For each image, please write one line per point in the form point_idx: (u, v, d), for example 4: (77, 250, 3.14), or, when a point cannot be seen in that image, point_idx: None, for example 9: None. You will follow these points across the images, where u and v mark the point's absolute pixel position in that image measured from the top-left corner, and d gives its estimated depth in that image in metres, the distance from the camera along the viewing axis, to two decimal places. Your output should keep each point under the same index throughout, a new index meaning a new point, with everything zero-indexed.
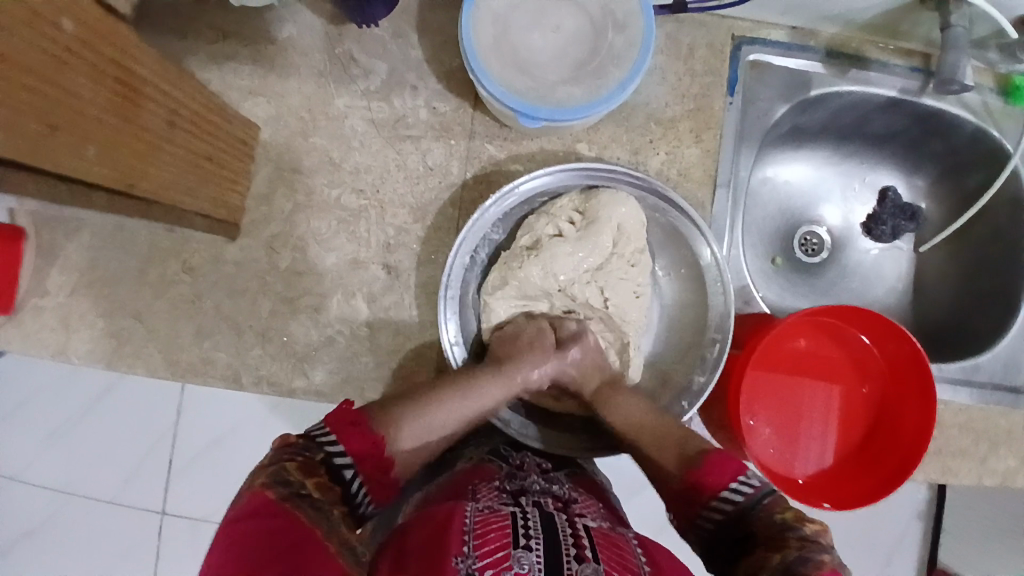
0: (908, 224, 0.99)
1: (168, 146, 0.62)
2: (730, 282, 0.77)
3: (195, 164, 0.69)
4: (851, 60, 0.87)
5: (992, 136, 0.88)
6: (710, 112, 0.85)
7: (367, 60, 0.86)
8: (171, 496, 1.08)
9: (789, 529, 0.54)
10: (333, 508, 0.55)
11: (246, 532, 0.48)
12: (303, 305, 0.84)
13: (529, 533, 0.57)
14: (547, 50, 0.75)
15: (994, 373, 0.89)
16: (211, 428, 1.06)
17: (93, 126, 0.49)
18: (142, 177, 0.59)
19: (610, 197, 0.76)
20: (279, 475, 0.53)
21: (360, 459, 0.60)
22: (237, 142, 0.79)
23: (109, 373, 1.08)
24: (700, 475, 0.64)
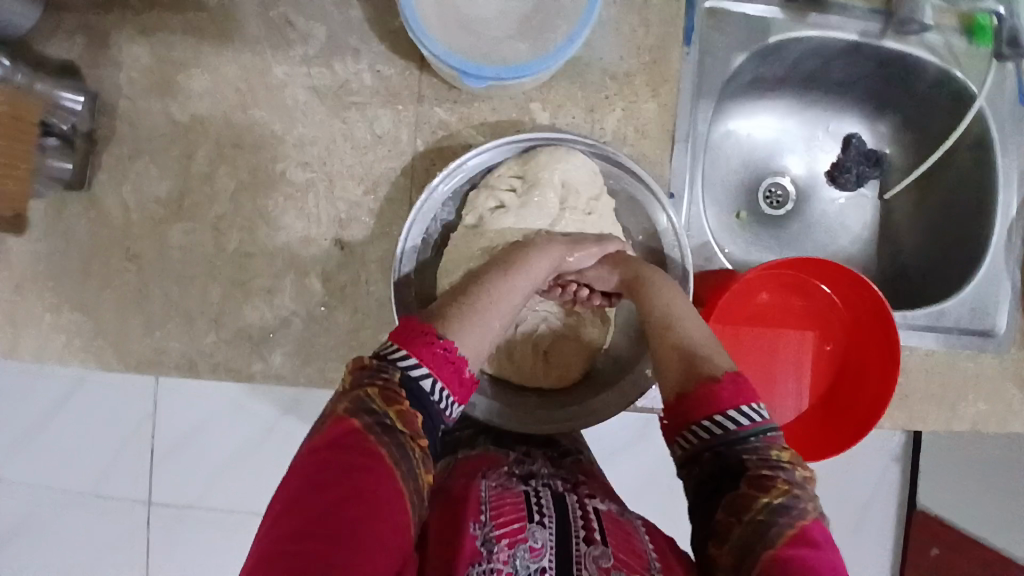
0: (873, 170, 0.98)
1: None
2: (687, 248, 0.76)
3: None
4: (810, 3, 0.84)
5: (956, 78, 0.86)
6: (666, 64, 0.82)
7: (305, 24, 0.81)
8: (152, 488, 1.07)
9: (780, 469, 0.54)
10: (418, 443, 0.53)
11: (338, 466, 0.49)
12: (255, 288, 0.81)
13: (543, 509, 0.57)
14: (492, 7, 0.72)
15: (960, 318, 0.89)
16: (186, 418, 1.04)
17: None
18: None
19: (547, 157, 0.74)
20: (362, 402, 0.53)
21: (434, 367, 0.57)
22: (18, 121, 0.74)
23: (74, 371, 1.04)
24: (710, 389, 0.59)
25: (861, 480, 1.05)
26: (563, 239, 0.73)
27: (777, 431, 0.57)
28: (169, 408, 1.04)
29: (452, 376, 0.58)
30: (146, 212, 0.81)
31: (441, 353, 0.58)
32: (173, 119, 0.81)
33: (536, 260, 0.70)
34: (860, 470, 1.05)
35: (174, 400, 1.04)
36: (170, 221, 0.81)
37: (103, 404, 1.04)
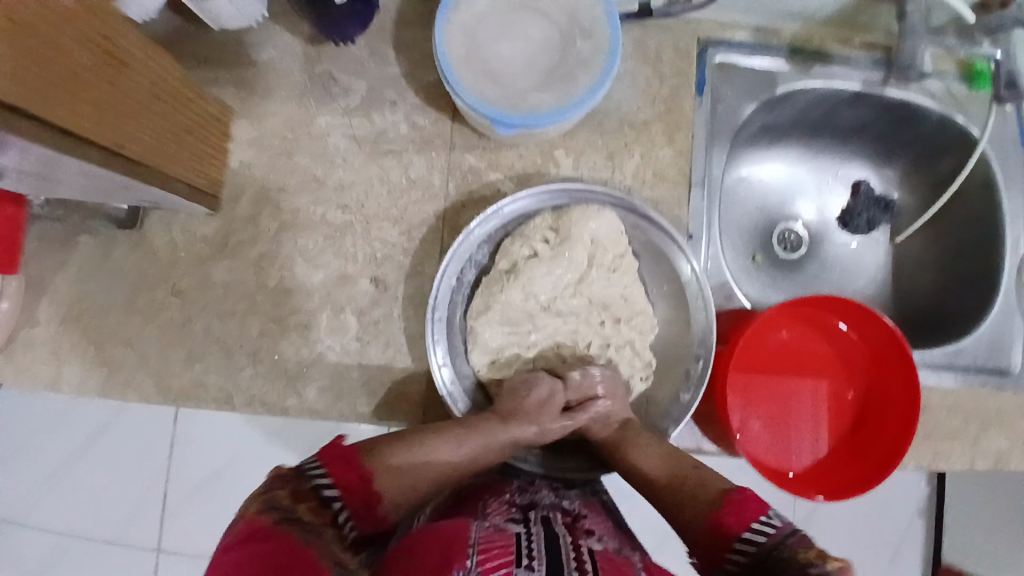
0: (884, 215, 1.03)
1: (149, 117, 0.65)
2: (710, 295, 0.79)
3: (174, 136, 0.71)
4: (815, 56, 0.90)
5: (957, 121, 0.91)
6: (682, 113, 0.88)
7: (345, 79, 0.87)
8: (166, 534, 1.07)
9: (811, 566, 0.55)
10: (324, 529, 0.58)
11: (242, 557, 0.50)
12: (293, 322, 0.84)
13: (533, 554, 0.57)
14: (520, 59, 0.77)
15: (977, 355, 0.91)
16: (206, 461, 1.06)
17: (91, 86, 0.55)
18: (122, 132, 0.60)
19: (581, 213, 0.78)
20: (270, 501, 0.56)
21: (347, 490, 0.63)
22: (214, 120, 0.82)
23: (105, 408, 1.07)
24: (732, 508, 0.65)
25: (886, 528, 1.06)
26: (528, 418, 0.72)
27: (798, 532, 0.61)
28: (189, 446, 1.06)
29: (360, 504, 0.63)
30: (192, 251, 0.85)
31: (357, 474, 0.64)
32: None
33: (484, 433, 0.71)
34: (885, 513, 1.06)
35: (195, 437, 1.06)
36: (215, 259, 0.85)
37: (126, 442, 1.06)
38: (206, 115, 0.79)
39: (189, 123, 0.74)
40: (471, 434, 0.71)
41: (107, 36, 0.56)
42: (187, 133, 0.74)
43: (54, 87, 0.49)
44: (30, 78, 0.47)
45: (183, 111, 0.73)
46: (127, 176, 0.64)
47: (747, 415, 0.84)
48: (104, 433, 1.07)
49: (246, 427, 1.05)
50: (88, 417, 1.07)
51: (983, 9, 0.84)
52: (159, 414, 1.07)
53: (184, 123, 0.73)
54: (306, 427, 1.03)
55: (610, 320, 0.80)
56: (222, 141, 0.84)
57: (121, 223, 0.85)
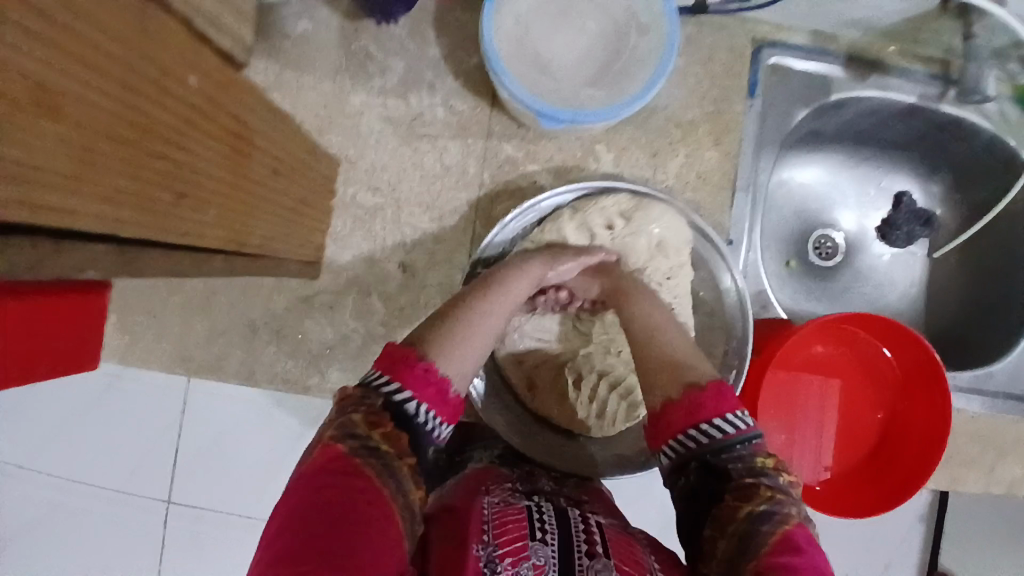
0: (923, 229, 0.99)
1: (271, 200, 0.62)
2: (749, 305, 0.78)
3: (287, 213, 0.68)
4: (870, 65, 0.86)
5: (1008, 144, 0.87)
6: (729, 115, 0.85)
7: (384, 56, 0.85)
8: (174, 492, 1.05)
9: (763, 475, 0.55)
10: (402, 462, 0.52)
11: (315, 493, 0.47)
12: (318, 303, 0.84)
13: (545, 527, 0.57)
14: (570, 51, 0.74)
15: (1006, 382, 0.89)
16: (214, 425, 1.02)
17: (216, 196, 0.49)
18: (243, 233, 0.56)
19: (659, 210, 0.77)
20: (346, 427, 0.51)
21: (415, 387, 0.56)
22: (323, 179, 0.79)
23: (109, 367, 1.01)
24: (694, 399, 0.59)
25: (888, 538, 0.99)
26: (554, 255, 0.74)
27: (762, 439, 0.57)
28: (194, 415, 1.02)
29: (436, 397, 0.57)
30: None
31: (421, 370, 0.57)
32: None
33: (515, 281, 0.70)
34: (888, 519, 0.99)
35: (200, 408, 1.02)
36: None
37: (130, 406, 1.02)
38: (316, 180, 0.76)
39: (301, 194, 0.71)
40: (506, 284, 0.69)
41: (237, 132, 0.52)
42: (297, 205, 0.70)
43: (191, 211, 0.45)
44: (170, 207, 0.42)
45: (296, 184, 0.69)
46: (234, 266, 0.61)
47: (770, 421, 0.82)
48: (108, 396, 1.02)
49: (252, 394, 1.00)
50: (89, 379, 1.02)
51: None
52: (165, 381, 1.01)
53: (297, 199, 0.70)
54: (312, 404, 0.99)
55: None
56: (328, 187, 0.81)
57: None
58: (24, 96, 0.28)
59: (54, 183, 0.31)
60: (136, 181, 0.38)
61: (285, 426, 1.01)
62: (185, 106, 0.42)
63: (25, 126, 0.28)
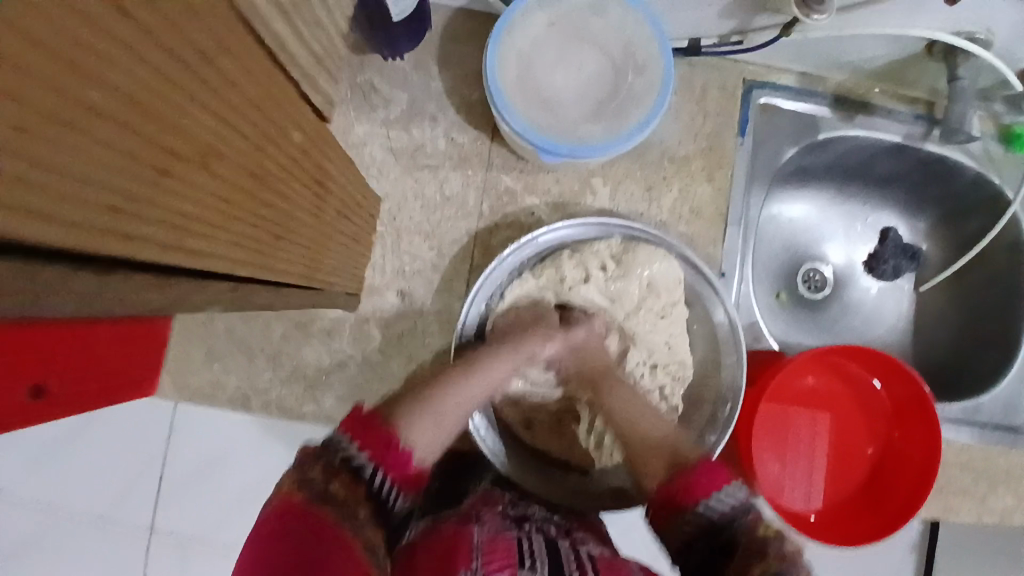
0: (909, 263, 1.02)
1: (333, 243, 0.66)
2: (742, 343, 0.78)
3: (348, 244, 0.72)
4: (857, 106, 0.90)
5: (992, 182, 0.90)
6: (722, 150, 0.88)
7: (388, 89, 0.87)
8: (159, 522, 1.02)
9: (768, 543, 0.51)
10: (360, 508, 0.53)
11: (274, 540, 0.47)
12: (316, 329, 0.84)
13: (534, 557, 0.57)
14: (571, 89, 0.77)
15: (994, 413, 0.92)
16: (202, 452, 1.01)
17: (302, 231, 0.55)
18: (316, 263, 0.62)
19: (650, 254, 0.79)
20: (304, 480, 0.52)
21: (377, 454, 0.56)
22: (371, 218, 0.82)
23: (97, 393, 1.00)
24: (689, 479, 0.59)
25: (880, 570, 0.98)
26: (523, 339, 0.76)
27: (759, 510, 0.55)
28: (183, 439, 1.01)
29: (398, 461, 0.57)
30: None
31: (384, 435, 0.57)
32: None
33: (495, 360, 0.73)
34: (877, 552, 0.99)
35: (189, 431, 1.00)
36: None
37: (117, 430, 1.01)
38: (368, 219, 0.80)
39: (357, 231, 0.76)
40: (479, 367, 0.72)
41: (313, 173, 0.56)
42: (355, 239, 0.75)
43: (283, 245, 0.51)
44: (262, 242, 0.46)
45: (356, 218, 0.74)
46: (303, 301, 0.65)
47: (766, 453, 0.83)
48: (95, 419, 1.01)
49: (244, 421, 0.99)
50: None
51: None
52: (154, 404, 1.00)
53: (354, 233, 0.75)
54: (306, 430, 0.98)
55: (649, 366, 0.81)
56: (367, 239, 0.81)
57: None
58: (175, 141, 0.31)
59: (193, 226, 0.35)
60: (251, 224, 0.43)
61: (277, 454, 1.00)
62: (286, 141, 0.48)
63: (171, 182, 0.31)
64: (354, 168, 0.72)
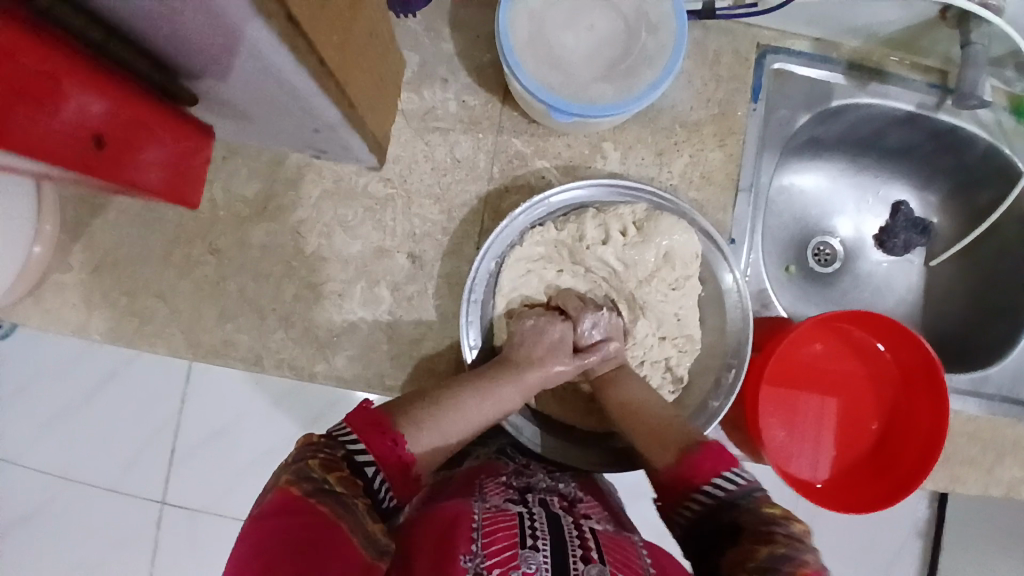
0: (920, 237, 1.01)
1: (363, 66, 0.67)
2: (748, 306, 0.79)
3: (378, 85, 0.74)
4: (871, 73, 0.89)
5: (1003, 153, 0.90)
6: (734, 117, 0.87)
7: (400, 53, 0.87)
8: (172, 488, 1.03)
9: (775, 525, 0.54)
10: (358, 501, 0.53)
11: (273, 530, 0.48)
12: (326, 290, 0.84)
13: (536, 533, 0.56)
14: (582, 49, 0.76)
15: (1003, 384, 0.91)
16: (215, 418, 1.01)
17: (343, 23, 0.57)
18: (353, 76, 0.63)
19: (670, 223, 0.78)
20: (303, 472, 0.52)
21: (380, 455, 0.58)
22: (395, 76, 0.81)
23: (112, 358, 1.01)
24: (693, 460, 0.61)
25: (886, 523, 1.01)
26: (535, 360, 0.74)
27: (762, 491, 0.58)
28: (194, 406, 1.01)
29: (398, 470, 0.59)
30: (232, 211, 0.85)
31: (390, 439, 0.59)
32: None
33: (506, 385, 0.71)
34: (885, 530, 1.01)
35: (199, 398, 1.01)
36: (253, 221, 0.85)
37: (130, 395, 1.02)
38: (392, 71, 0.80)
39: (385, 79, 0.77)
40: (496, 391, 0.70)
41: None
42: (383, 85, 0.77)
43: (325, 24, 0.52)
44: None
45: (385, 52, 0.75)
46: (332, 112, 0.64)
47: (771, 420, 0.84)
48: (109, 383, 1.02)
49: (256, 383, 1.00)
50: (92, 367, 1.01)
51: None
52: (166, 370, 1.01)
53: (381, 73, 0.75)
54: (316, 395, 0.99)
55: (657, 335, 0.81)
56: (381, 145, 0.82)
57: None
58: None
59: None
60: None
61: (287, 418, 1.01)
62: None
63: None
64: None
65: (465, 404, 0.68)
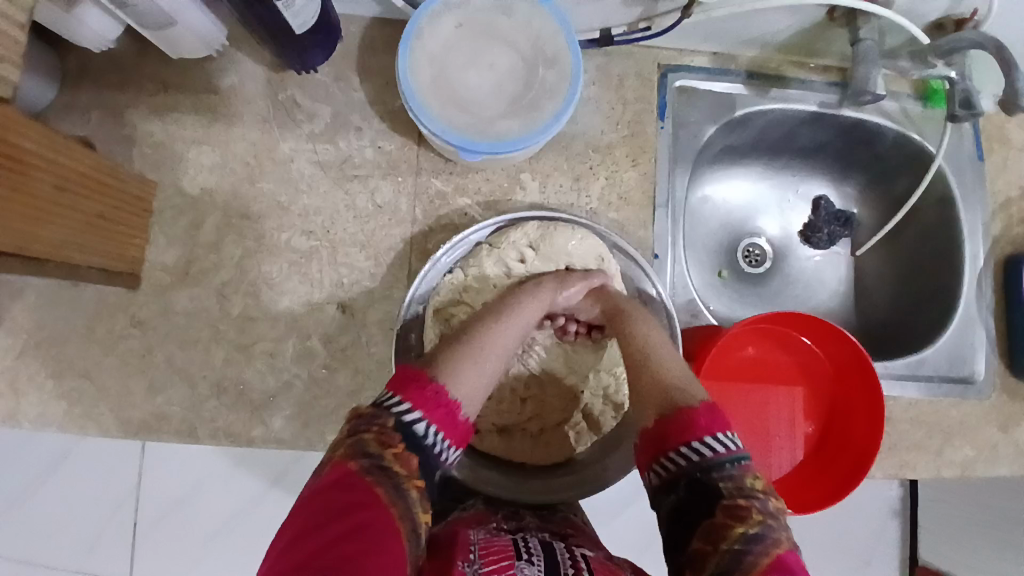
0: (843, 229, 1.04)
1: (55, 215, 0.66)
2: (675, 315, 0.80)
3: (89, 226, 0.73)
4: (771, 79, 0.92)
5: (913, 140, 0.93)
6: (644, 136, 0.89)
7: (310, 105, 0.87)
8: (137, 567, 0.99)
9: (753, 498, 0.56)
10: (412, 485, 0.54)
11: (330, 504, 0.50)
12: (258, 351, 0.83)
13: (531, 555, 0.57)
14: (486, 86, 0.77)
15: (939, 365, 0.93)
16: (171, 494, 0.98)
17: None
18: (22, 235, 0.62)
19: (565, 236, 0.79)
20: (359, 445, 0.54)
21: (426, 410, 0.58)
22: (134, 199, 0.81)
23: (61, 440, 0.98)
24: (688, 416, 0.62)
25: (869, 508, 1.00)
26: (543, 280, 0.77)
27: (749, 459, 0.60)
28: (155, 480, 0.98)
29: (447, 418, 0.59)
30: (153, 279, 0.84)
31: (432, 391, 0.59)
32: (183, 191, 0.85)
33: (528, 302, 0.73)
34: (859, 514, 1.01)
35: (157, 472, 0.98)
36: (177, 287, 0.84)
37: (85, 477, 0.98)
38: (128, 195, 0.79)
39: (107, 211, 0.75)
40: (511, 303, 0.73)
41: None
42: (105, 219, 0.75)
43: None
44: None
45: (97, 198, 0.73)
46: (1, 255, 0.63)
47: None
48: (62, 465, 0.98)
49: (211, 453, 0.97)
50: (42, 451, 0.98)
51: (938, 29, 0.85)
52: (123, 448, 0.98)
53: (97, 210, 0.73)
54: (273, 455, 0.98)
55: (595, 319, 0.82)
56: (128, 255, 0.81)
57: None
58: None
59: None
60: None
61: (243, 481, 0.98)
62: None
63: None
64: (80, 150, 0.69)
65: (485, 349, 0.67)
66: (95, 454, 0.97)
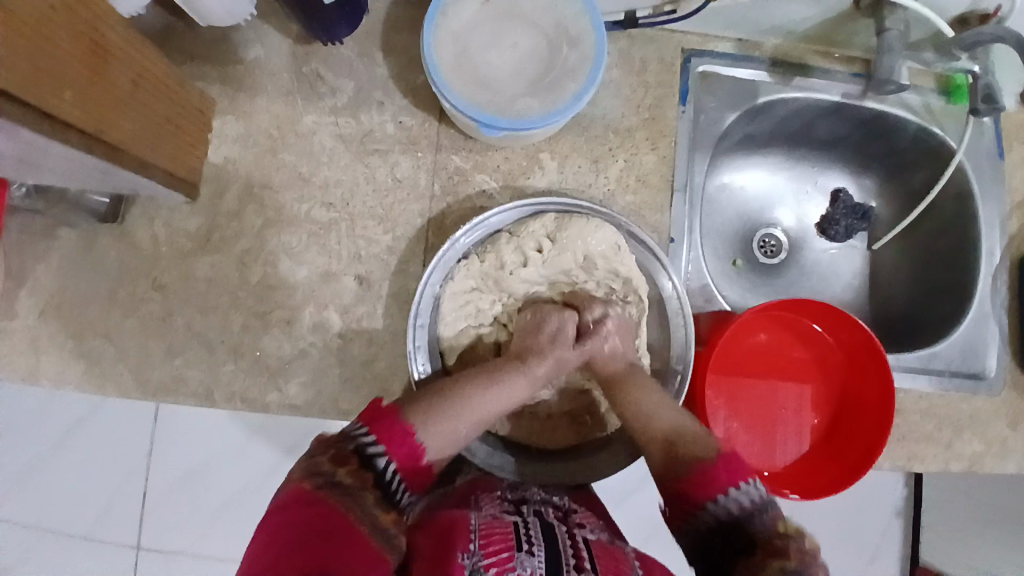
0: (861, 222, 1.04)
1: (128, 109, 0.66)
2: (689, 315, 0.80)
3: (158, 126, 0.73)
4: (795, 68, 0.92)
5: (935, 133, 0.92)
6: (664, 121, 0.89)
7: (334, 78, 0.88)
8: (150, 530, 1.01)
9: (790, 538, 0.56)
10: (367, 494, 0.58)
11: (282, 522, 0.53)
12: (275, 318, 0.84)
13: (532, 540, 0.58)
14: (507, 66, 0.78)
15: (952, 360, 0.92)
16: (186, 460, 1.00)
17: (72, 76, 0.56)
18: (110, 123, 0.63)
19: (582, 226, 0.78)
20: (313, 467, 0.58)
21: (391, 446, 0.62)
22: (193, 114, 0.81)
23: (82, 402, 1.00)
24: (709, 470, 0.64)
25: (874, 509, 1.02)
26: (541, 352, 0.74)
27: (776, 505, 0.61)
28: (168, 445, 1.00)
29: (407, 458, 0.63)
30: (175, 245, 0.85)
31: (399, 428, 0.64)
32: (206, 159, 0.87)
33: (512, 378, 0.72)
34: (866, 513, 1.02)
35: (171, 438, 1.00)
36: (197, 254, 0.85)
37: (101, 440, 1.00)
38: (188, 108, 0.79)
39: (168, 111, 0.75)
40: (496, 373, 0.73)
41: (72, 29, 0.55)
42: (170, 123, 0.76)
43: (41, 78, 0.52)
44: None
45: (161, 96, 0.73)
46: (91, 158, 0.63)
47: (725, 416, 0.85)
48: (79, 427, 1.00)
49: (225, 419, 1.00)
50: (62, 413, 1.00)
51: (964, 23, 0.84)
52: (139, 412, 1.00)
53: (161, 114, 0.73)
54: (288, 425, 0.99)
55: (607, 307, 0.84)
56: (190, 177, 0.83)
57: (103, 217, 0.85)
58: None
59: None
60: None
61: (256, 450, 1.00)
62: None
63: None
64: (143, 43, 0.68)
65: (469, 399, 0.70)
66: (112, 417, 1.00)
